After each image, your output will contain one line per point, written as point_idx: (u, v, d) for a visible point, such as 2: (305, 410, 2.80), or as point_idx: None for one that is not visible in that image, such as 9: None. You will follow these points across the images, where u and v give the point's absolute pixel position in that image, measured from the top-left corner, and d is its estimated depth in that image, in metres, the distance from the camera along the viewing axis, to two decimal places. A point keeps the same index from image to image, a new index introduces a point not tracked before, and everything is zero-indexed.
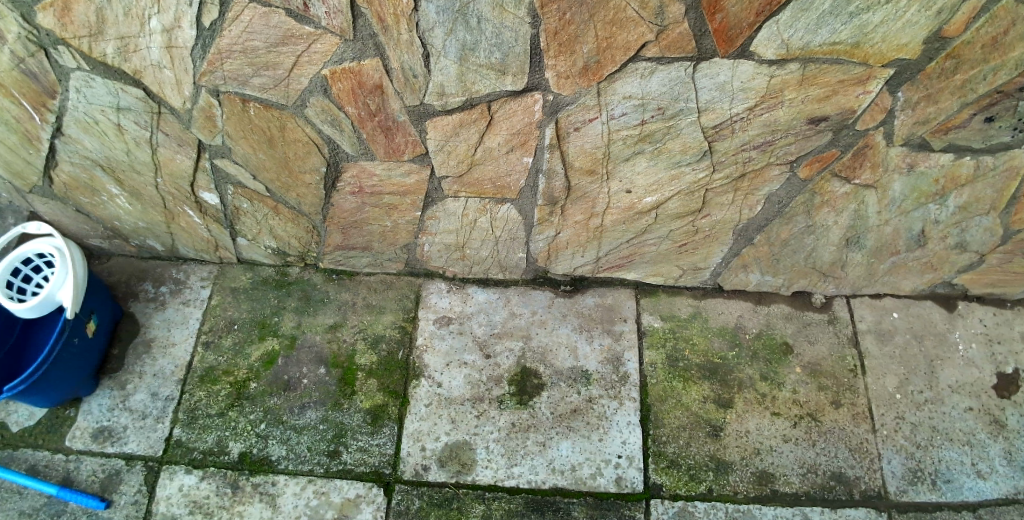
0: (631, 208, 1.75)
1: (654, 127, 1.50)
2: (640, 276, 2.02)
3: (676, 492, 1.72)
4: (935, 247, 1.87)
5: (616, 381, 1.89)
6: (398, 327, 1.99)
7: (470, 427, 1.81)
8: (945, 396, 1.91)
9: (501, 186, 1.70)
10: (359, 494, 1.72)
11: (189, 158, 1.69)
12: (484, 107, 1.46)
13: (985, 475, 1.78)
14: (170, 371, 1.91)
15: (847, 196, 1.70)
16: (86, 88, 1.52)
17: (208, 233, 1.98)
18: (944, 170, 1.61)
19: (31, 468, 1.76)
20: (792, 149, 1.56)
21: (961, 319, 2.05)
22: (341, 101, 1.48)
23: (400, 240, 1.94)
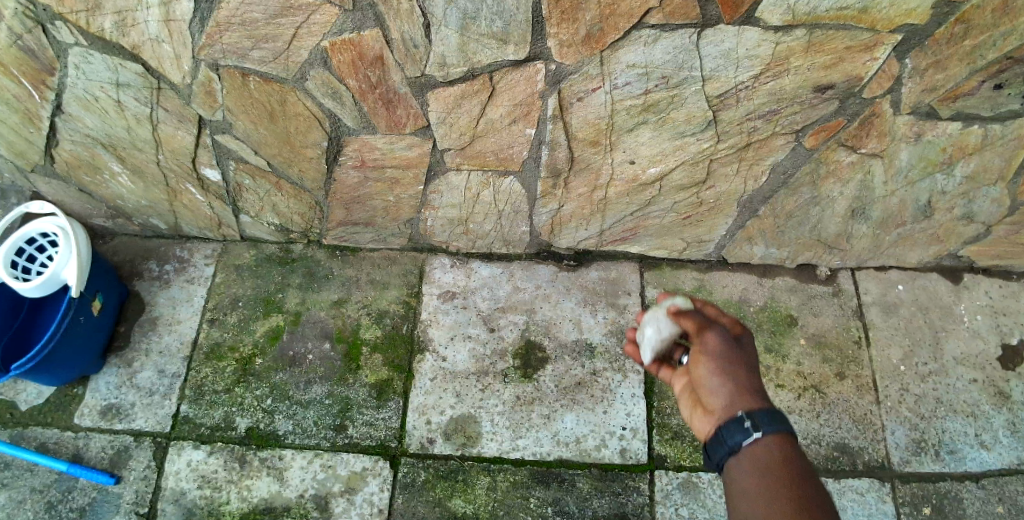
0: (635, 180, 1.74)
1: (659, 97, 1.48)
2: (644, 249, 2.02)
3: (680, 464, 1.74)
4: (941, 218, 1.85)
5: (620, 354, 1.89)
6: (402, 303, 1.99)
7: (475, 401, 1.82)
8: (950, 368, 1.90)
9: (504, 158, 1.69)
10: (365, 467, 1.74)
11: (190, 134, 1.68)
12: (485, 78, 1.45)
13: (989, 446, 1.79)
14: (176, 348, 1.92)
15: (853, 166, 1.68)
16: (85, 65, 1.51)
17: (211, 211, 1.98)
18: (951, 139, 1.59)
19: (41, 445, 1.78)
20: (798, 119, 1.55)
21: (966, 291, 2.04)
22: (342, 74, 1.47)
23: (403, 215, 1.94)
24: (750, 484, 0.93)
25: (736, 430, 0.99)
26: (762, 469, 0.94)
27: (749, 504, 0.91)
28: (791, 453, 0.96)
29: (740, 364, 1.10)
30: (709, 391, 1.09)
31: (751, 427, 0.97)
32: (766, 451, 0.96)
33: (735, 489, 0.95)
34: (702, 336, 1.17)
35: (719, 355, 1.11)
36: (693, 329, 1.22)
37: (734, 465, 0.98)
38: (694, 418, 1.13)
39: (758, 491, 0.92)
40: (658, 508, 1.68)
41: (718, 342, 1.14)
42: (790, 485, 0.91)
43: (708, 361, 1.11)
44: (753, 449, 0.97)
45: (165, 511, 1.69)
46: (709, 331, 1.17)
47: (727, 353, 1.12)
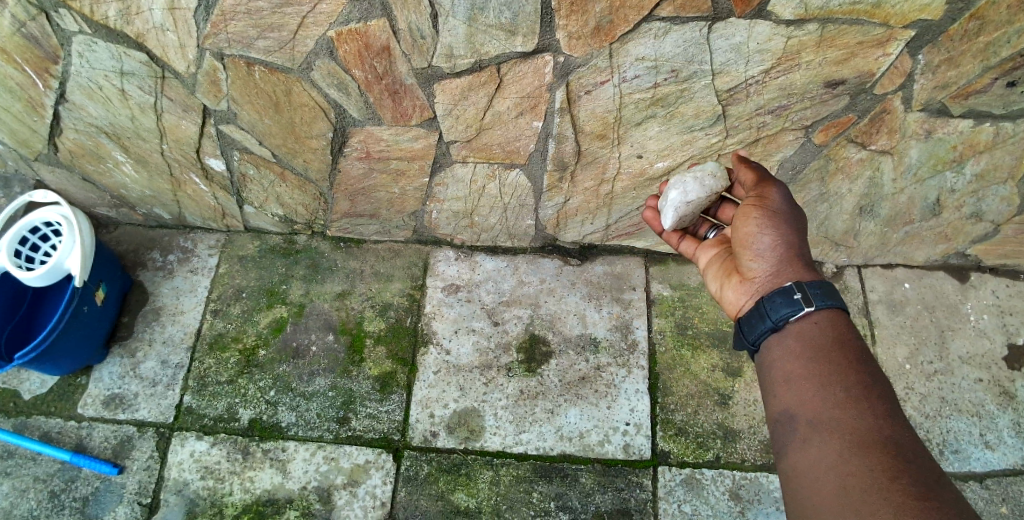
0: (642, 174, 1.72)
1: (668, 90, 1.47)
2: (650, 243, 2.01)
3: (683, 460, 1.73)
4: (950, 217, 1.84)
5: (624, 349, 1.89)
6: (406, 295, 1.98)
7: (478, 394, 1.82)
8: (955, 367, 1.89)
9: (510, 151, 1.67)
10: (368, 459, 1.73)
11: (195, 124, 1.67)
12: (493, 69, 1.43)
13: (993, 446, 1.78)
14: (179, 338, 1.92)
15: (862, 162, 1.67)
16: (89, 53, 1.50)
17: (215, 201, 1.97)
18: (962, 137, 1.58)
19: (45, 434, 1.78)
20: (807, 114, 1.53)
21: (973, 290, 2.02)
22: (348, 65, 1.45)
23: (408, 207, 1.93)
24: (794, 369, 1.10)
25: (780, 305, 1.14)
26: (803, 351, 1.10)
27: (795, 393, 1.07)
28: (833, 325, 1.12)
29: (791, 228, 1.24)
30: (757, 255, 1.24)
31: (798, 300, 1.13)
32: (808, 330, 1.12)
33: (778, 375, 1.12)
34: (765, 196, 1.31)
35: (778, 215, 1.26)
36: (755, 189, 1.35)
37: (779, 339, 1.15)
38: (736, 283, 1.29)
39: (801, 375, 1.08)
40: (661, 504, 1.67)
41: (778, 202, 1.28)
42: (831, 362, 1.07)
43: (762, 223, 1.25)
44: (797, 328, 1.13)
45: (168, 501, 1.69)
46: (772, 192, 1.31)
47: (786, 214, 1.26)
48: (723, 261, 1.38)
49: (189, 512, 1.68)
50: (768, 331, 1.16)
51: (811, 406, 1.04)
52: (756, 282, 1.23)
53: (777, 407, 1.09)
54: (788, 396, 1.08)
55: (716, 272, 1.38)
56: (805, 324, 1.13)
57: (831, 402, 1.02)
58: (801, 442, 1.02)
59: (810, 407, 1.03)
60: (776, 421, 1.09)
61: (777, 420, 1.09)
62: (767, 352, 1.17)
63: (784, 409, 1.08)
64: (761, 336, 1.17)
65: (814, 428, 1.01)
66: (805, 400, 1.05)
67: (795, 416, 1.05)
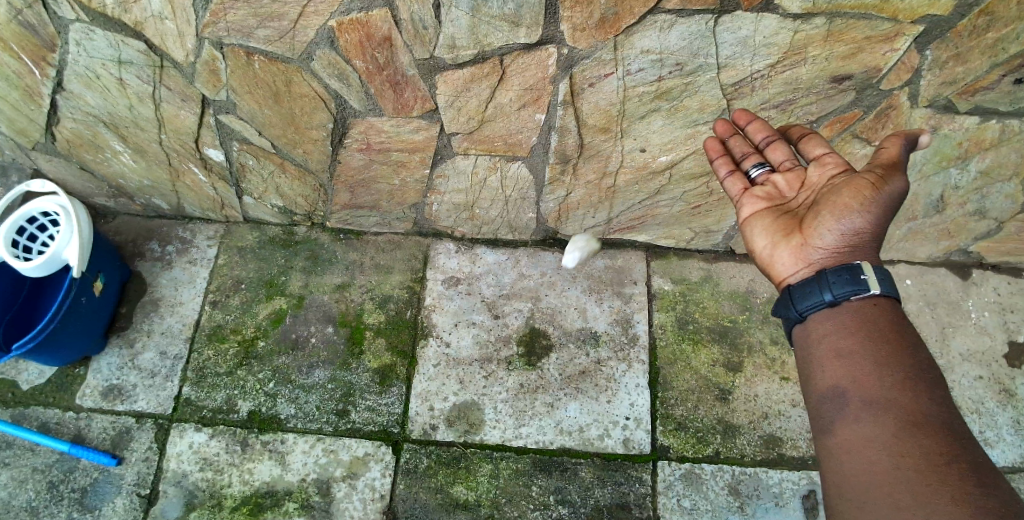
0: (645, 168, 1.71)
1: (672, 84, 1.45)
2: (652, 238, 2.00)
3: (683, 455, 1.73)
4: (953, 214, 1.83)
5: (625, 343, 1.88)
6: (405, 288, 1.97)
7: (478, 388, 1.81)
8: (956, 364, 1.89)
9: (512, 144, 1.66)
10: (367, 452, 1.73)
11: (194, 114, 1.66)
12: (496, 61, 1.41)
13: (992, 443, 1.79)
14: (178, 330, 1.91)
15: (866, 158, 1.65)
16: (87, 41, 1.48)
17: (214, 192, 1.96)
18: (968, 133, 1.56)
19: (43, 425, 1.78)
20: (813, 109, 1.52)
21: (975, 287, 2.02)
22: (348, 55, 1.43)
23: (408, 199, 1.91)
24: (848, 346, 1.13)
25: (846, 283, 1.16)
26: (858, 329, 1.14)
27: (848, 371, 1.10)
28: (889, 308, 1.16)
29: (885, 218, 1.22)
30: (838, 230, 1.21)
31: (863, 282, 1.16)
32: (866, 310, 1.16)
33: (828, 349, 1.14)
34: (889, 176, 1.20)
35: (885, 202, 1.20)
36: (878, 162, 1.23)
37: (833, 313, 1.17)
38: (795, 243, 1.26)
39: (856, 353, 1.11)
40: (660, 498, 1.67)
41: (897, 189, 1.20)
42: (887, 344, 1.11)
43: (863, 206, 1.20)
44: (856, 306, 1.16)
45: (167, 493, 1.69)
46: (898, 175, 1.20)
47: (891, 204, 1.21)
48: (776, 213, 1.31)
49: (188, 503, 1.68)
50: (825, 305, 1.17)
51: (867, 385, 1.08)
52: (826, 254, 1.22)
53: (825, 382, 1.13)
54: (841, 372, 1.11)
55: (767, 220, 1.31)
56: (863, 304, 1.16)
57: (889, 384, 1.06)
58: (852, 419, 1.06)
59: (866, 386, 1.07)
60: (821, 395, 1.12)
61: (824, 394, 1.12)
62: (815, 324, 1.19)
63: (834, 385, 1.11)
64: (815, 307, 1.18)
65: (869, 407, 1.05)
66: (860, 379, 1.08)
67: (846, 393, 1.09)
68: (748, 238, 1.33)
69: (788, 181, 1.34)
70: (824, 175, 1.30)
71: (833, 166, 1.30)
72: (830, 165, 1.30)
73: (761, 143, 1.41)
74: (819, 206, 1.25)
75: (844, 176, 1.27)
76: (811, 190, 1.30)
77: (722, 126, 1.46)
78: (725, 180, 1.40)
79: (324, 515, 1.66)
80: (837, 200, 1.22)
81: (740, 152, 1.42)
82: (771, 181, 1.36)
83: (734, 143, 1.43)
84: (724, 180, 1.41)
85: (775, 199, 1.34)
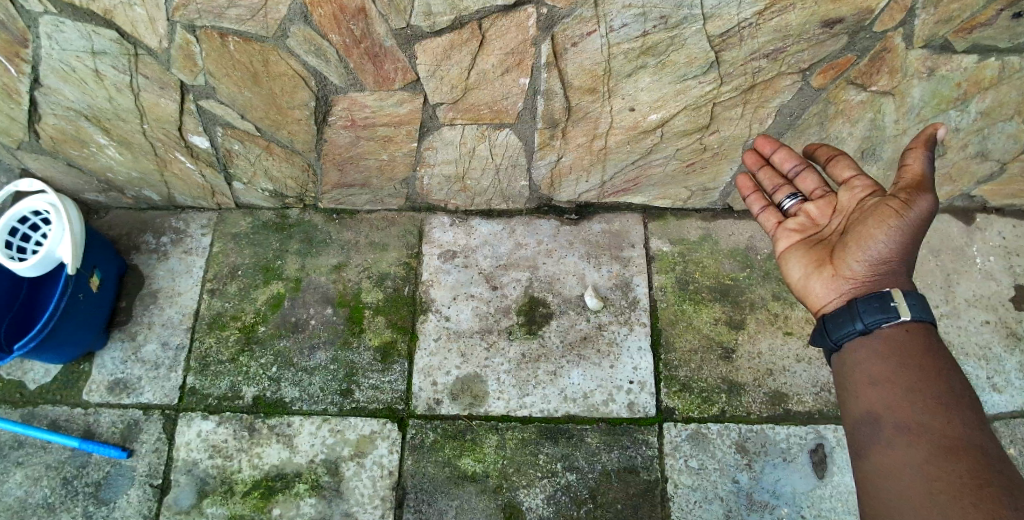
0: (635, 128, 1.68)
1: (657, 38, 1.41)
2: (647, 199, 1.97)
3: (688, 415, 1.73)
4: (954, 157, 1.78)
5: (625, 307, 1.87)
6: (402, 264, 1.96)
7: (480, 360, 1.81)
8: (962, 310, 1.87)
9: (498, 111, 1.63)
10: (374, 430, 1.74)
11: (174, 101, 1.63)
12: (474, 26, 1.38)
13: (1001, 388, 1.78)
14: (178, 320, 1.91)
15: (862, 105, 1.61)
16: (58, 34, 1.45)
17: (203, 180, 1.94)
18: (967, 73, 1.52)
19: (53, 422, 1.79)
20: (805, 57, 1.47)
21: (979, 232, 1.98)
22: (324, 29, 1.40)
23: (398, 175, 1.89)
24: (880, 372, 1.20)
25: (875, 311, 1.21)
26: (891, 355, 1.20)
27: (881, 397, 1.18)
28: (923, 334, 1.21)
29: (914, 237, 1.24)
30: (867, 258, 1.25)
31: (892, 309, 1.20)
32: (898, 337, 1.21)
33: (862, 376, 1.22)
34: (913, 197, 1.22)
35: (912, 222, 1.22)
36: (903, 182, 1.24)
37: (867, 340, 1.23)
38: (827, 275, 1.30)
39: (889, 379, 1.18)
40: (667, 460, 1.68)
41: (922, 209, 1.21)
42: (920, 370, 1.18)
43: (889, 231, 1.23)
44: (888, 333, 1.21)
45: (178, 481, 1.70)
46: (924, 195, 1.21)
47: (918, 224, 1.23)
48: (809, 243, 1.36)
49: (200, 490, 1.69)
50: (857, 333, 1.23)
51: (900, 411, 1.15)
52: (857, 282, 1.27)
53: (859, 407, 1.20)
54: (874, 398, 1.18)
55: (800, 251, 1.36)
56: (895, 330, 1.21)
57: (922, 409, 1.14)
58: (887, 443, 1.14)
59: (899, 412, 1.15)
60: (856, 421, 1.20)
61: (859, 419, 1.19)
62: (849, 352, 1.25)
63: (869, 410, 1.18)
64: (848, 336, 1.24)
65: (903, 433, 1.13)
66: (894, 405, 1.16)
67: (880, 419, 1.16)
68: (784, 270, 1.39)
69: (821, 209, 1.38)
70: (853, 199, 1.32)
71: (862, 188, 1.32)
72: (860, 187, 1.32)
73: (790, 172, 1.47)
74: (847, 236, 1.29)
75: (871, 198, 1.29)
76: (840, 217, 1.34)
77: (749, 158, 1.52)
78: (760, 214, 1.47)
79: (334, 494, 1.67)
80: (863, 229, 1.26)
81: (772, 184, 1.49)
82: (803, 211, 1.40)
83: (763, 175, 1.50)
84: (759, 213, 1.48)
85: (809, 228, 1.39)
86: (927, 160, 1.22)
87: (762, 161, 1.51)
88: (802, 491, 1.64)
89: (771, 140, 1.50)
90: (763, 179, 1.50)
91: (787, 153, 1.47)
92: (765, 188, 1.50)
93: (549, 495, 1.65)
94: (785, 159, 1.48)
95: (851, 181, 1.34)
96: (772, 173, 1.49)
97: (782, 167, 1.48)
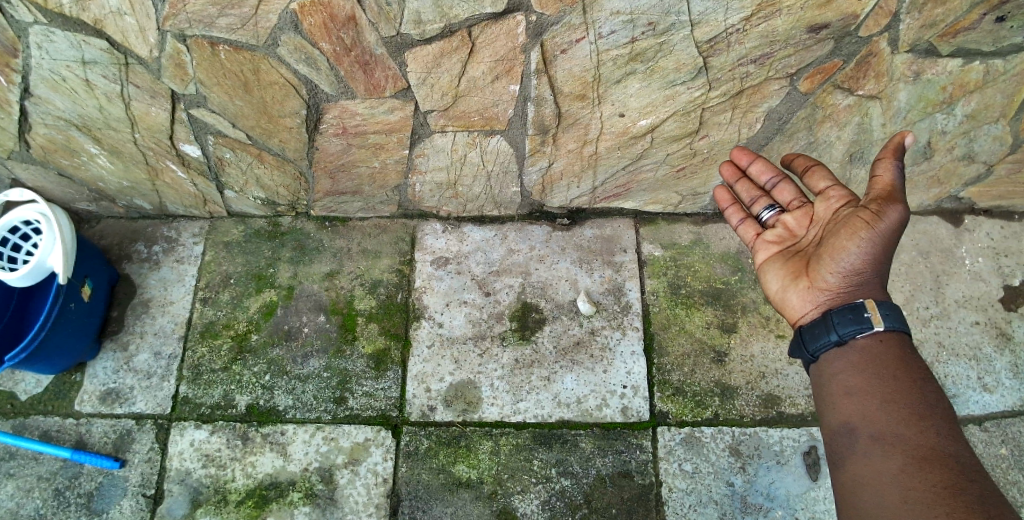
0: (626, 133, 1.69)
1: (646, 45, 1.42)
2: (638, 204, 1.98)
3: (682, 419, 1.73)
4: (942, 159, 1.80)
5: (618, 311, 1.87)
6: (395, 271, 1.96)
7: (474, 366, 1.81)
8: (952, 311, 1.89)
9: (489, 118, 1.63)
10: (368, 437, 1.73)
11: (165, 110, 1.63)
12: (464, 34, 1.39)
13: (991, 388, 1.79)
14: (170, 329, 1.90)
15: (850, 109, 1.62)
16: (48, 43, 1.45)
17: (195, 188, 1.94)
18: (952, 76, 1.53)
19: (44, 433, 1.78)
20: (792, 62, 1.49)
21: (968, 233, 2.00)
22: (314, 37, 1.41)
23: (390, 182, 1.90)
24: (855, 383, 1.22)
25: (849, 322, 1.25)
26: (866, 366, 1.23)
27: (858, 407, 1.20)
28: (897, 344, 1.24)
29: (885, 246, 1.27)
30: (840, 269, 1.29)
31: (866, 319, 1.24)
32: (873, 347, 1.24)
33: (839, 387, 1.24)
34: (882, 208, 1.24)
35: (882, 233, 1.24)
36: (873, 193, 1.26)
37: (841, 352, 1.26)
38: (803, 286, 1.34)
39: (865, 390, 1.21)
40: (662, 464, 1.68)
41: (892, 219, 1.23)
42: (895, 381, 1.20)
43: (860, 242, 1.26)
44: (862, 344, 1.25)
45: (171, 491, 1.70)
46: (892, 206, 1.23)
47: (888, 234, 1.25)
48: (786, 255, 1.40)
49: (193, 500, 1.69)
50: (834, 344, 1.26)
51: (876, 421, 1.17)
52: (831, 293, 1.30)
53: (836, 418, 1.23)
54: (851, 409, 1.21)
55: (778, 263, 1.40)
56: (869, 341, 1.25)
57: (897, 419, 1.16)
58: (864, 454, 1.16)
59: (875, 422, 1.17)
60: (835, 432, 1.23)
61: (837, 430, 1.22)
62: (827, 364, 1.28)
63: (846, 421, 1.21)
64: (825, 347, 1.28)
65: (879, 443, 1.15)
66: (869, 415, 1.18)
67: (857, 429, 1.19)
68: (763, 282, 1.43)
69: (797, 220, 1.42)
70: (828, 209, 1.36)
71: (837, 199, 1.35)
72: (834, 198, 1.35)
73: (767, 184, 1.51)
74: (821, 247, 1.32)
75: (844, 210, 1.32)
76: (816, 228, 1.37)
77: (727, 170, 1.57)
78: (738, 226, 1.52)
79: (328, 503, 1.67)
80: (836, 240, 1.29)
81: (749, 196, 1.53)
82: (781, 222, 1.45)
83: (741, 188, 1.54)
84: (738, 225, 1.53)
85: (787, 239, 1.43)
86: (897, 170, 1.24)
87: (738, 173, 1.55)
88: (796, 493, 1.64)
89: (747, 152, 1.53)
90: (741, 191, 1.55)
91: (763, 165, 1.51)
92: (743, 200, 1.55)
93: (543, 501, 1.65)
94: (761, 171, 1.52)
95: (827, 192, 1.37)
96: (749, 185, 1.53)
97: (759, 179, 1.52)
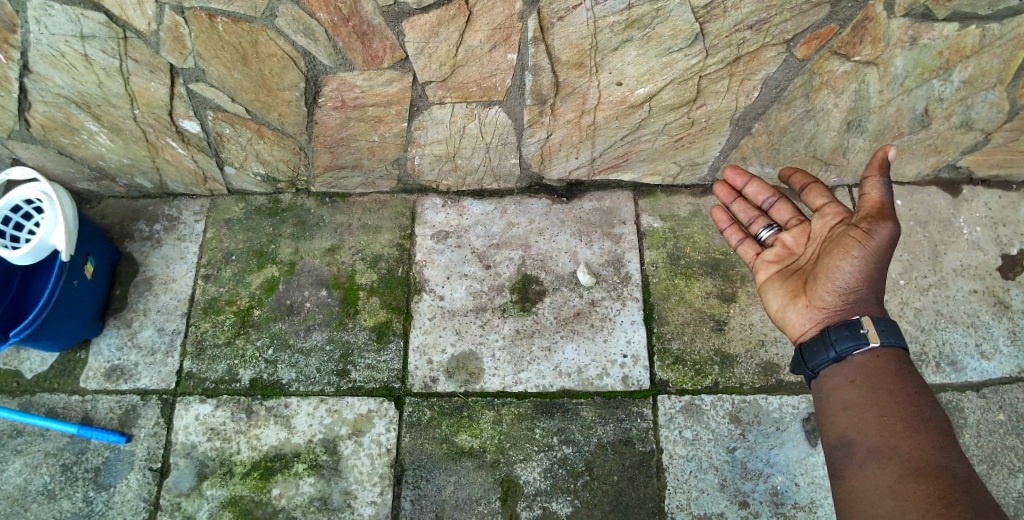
0: (623, 102, 1.69)
1: (642, 11, 1.43)
2: (638, 176, 1.98)
3: (682, 387, 1.75)
4: (939, 127, 1.80)
5: (617, 282, 1.89)
6: (395, 246, 1.97)
7: (475, 337, 1.83)
8: (950, 280, 1.90)
9: (487, 88, 1.64)
10: (371, 409, 1.75)
11: (164, 85, 1.64)
12: (461, 2, 1.39)
13: (989, 355, 1.80)
14: (173, 306, 1.92)
15: (847, 75, 1.63)
16: (46, 18, 1.46)
17: (195, 164, 1.94)
18: (948, 41, 1.53)
19: (50, 410, 1.80)
20: (788, 27, 1.49)
21: (966, 203, 2.01)
22: (312, 8, 1.41)
23: (389, 155, 1.90)
24: (851, 398, 1.24)
25: (845, 339, 1.26)
26: (863, 381, 1.24)
27: (854, 422, 1.22)
28: (892, 360, 1.25)
29: (878, 263, 1.28)
30: (836, 289, 1.30)
31: (862, 336, 1.25)
32: (869, 363, 1.26)
33: (836, 403, 1.26)
34: (872, 228, 1.25)
35: (873, 251, 1.25)
36: (864, 213, 1.27)
37: (840, 367, 1.28)
38: (802, 306, 1.35)
39: (861, 405, 1.23)
40: (662, 431, 1.70)
41: (882, 236, 1.24)
42: (890, 396, 1.22)
43: (853, 262, 1.28)
44: (859, 359, 1.26)
45: (177, 465, 1.72)
46: (881, 224, 1.24)
47: (880, 250, 1.26)
48: (785, 274, 1.42)
49: (199, 473, 1.71)
50: (831, 361, 1.28)
51: (872, 435, 1.19)
52: (829, 312, 1.32)
53: (835, 433, 1.25)
54: (847, 423, 1.23)
55: (777, 283, 1.42)
56: (865, 357, 1.26)
57: (891, 432, 1.18)
58: (860, 466, 1.19)
59: (870, 436, 1.19)
60: (833, 445, 1.25)
61: (835, 444, 1.24)
62: (825, 379, 1.30)
63: (843, 434, 1.23)
64: (823, 364, 1.29)
65: (874, 454, 1.17)
66: (865, 429, 1.21)
67: (853, 443, 1.21)
68: (764, 301, 1.45)
69: (796, 238, 1.44)
70: (824, 227, 1.37)
71: (833, 217, 1.36)
72: (830, 216, 1.37)
73: (765, 203, 1.54)
74: (817, 267, 1.34)
75: (839, 227, 1.33)
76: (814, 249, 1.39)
77: (722, 191, 1.59)
78: (738, 246, 1.54)
79: (333, 473, 1.69)
80: (830, 260, 1.31)
81: (747, 217, 1.56)
82: (780, 241, 1.47)
83: (737, 208, 1.58)
84: (738, 245, 1.55)
85: (786, 258, 1.45)
86: (885, 187, 1.24)
87: (734, 193, 1.58)
88: (796, 459, 1.66)
89: (742, 172, 1.57)
90: (738, 211, 1.58)
91: (758, 185, 1.54)
92: (742, 220, 1.58)
93: (545, 469, 1.67)
94: (758, 191, 1.55)
95: (823, 209, 1.39)
96: (746, 205, 1.57)
97: (756, 198, 1.55)
